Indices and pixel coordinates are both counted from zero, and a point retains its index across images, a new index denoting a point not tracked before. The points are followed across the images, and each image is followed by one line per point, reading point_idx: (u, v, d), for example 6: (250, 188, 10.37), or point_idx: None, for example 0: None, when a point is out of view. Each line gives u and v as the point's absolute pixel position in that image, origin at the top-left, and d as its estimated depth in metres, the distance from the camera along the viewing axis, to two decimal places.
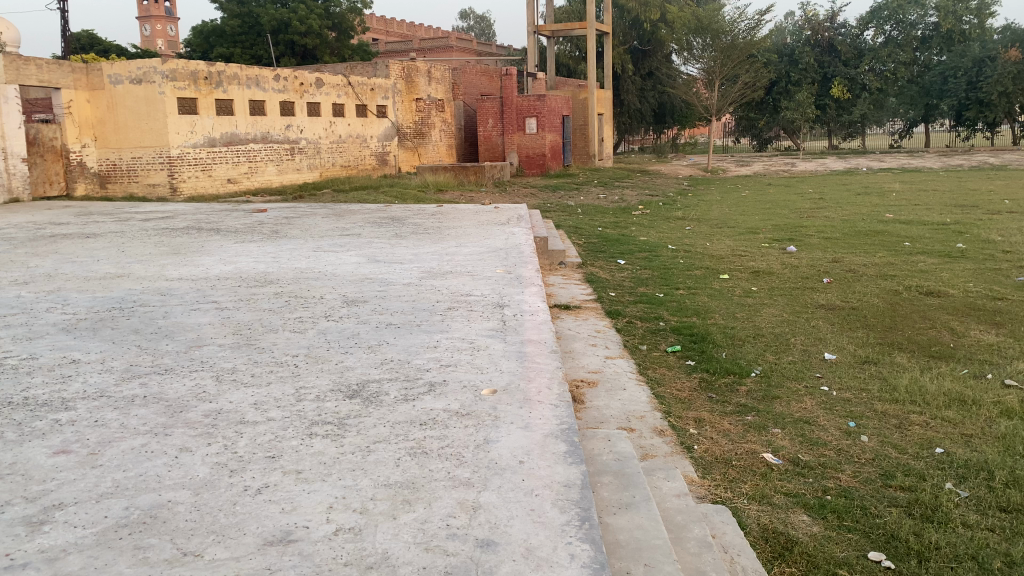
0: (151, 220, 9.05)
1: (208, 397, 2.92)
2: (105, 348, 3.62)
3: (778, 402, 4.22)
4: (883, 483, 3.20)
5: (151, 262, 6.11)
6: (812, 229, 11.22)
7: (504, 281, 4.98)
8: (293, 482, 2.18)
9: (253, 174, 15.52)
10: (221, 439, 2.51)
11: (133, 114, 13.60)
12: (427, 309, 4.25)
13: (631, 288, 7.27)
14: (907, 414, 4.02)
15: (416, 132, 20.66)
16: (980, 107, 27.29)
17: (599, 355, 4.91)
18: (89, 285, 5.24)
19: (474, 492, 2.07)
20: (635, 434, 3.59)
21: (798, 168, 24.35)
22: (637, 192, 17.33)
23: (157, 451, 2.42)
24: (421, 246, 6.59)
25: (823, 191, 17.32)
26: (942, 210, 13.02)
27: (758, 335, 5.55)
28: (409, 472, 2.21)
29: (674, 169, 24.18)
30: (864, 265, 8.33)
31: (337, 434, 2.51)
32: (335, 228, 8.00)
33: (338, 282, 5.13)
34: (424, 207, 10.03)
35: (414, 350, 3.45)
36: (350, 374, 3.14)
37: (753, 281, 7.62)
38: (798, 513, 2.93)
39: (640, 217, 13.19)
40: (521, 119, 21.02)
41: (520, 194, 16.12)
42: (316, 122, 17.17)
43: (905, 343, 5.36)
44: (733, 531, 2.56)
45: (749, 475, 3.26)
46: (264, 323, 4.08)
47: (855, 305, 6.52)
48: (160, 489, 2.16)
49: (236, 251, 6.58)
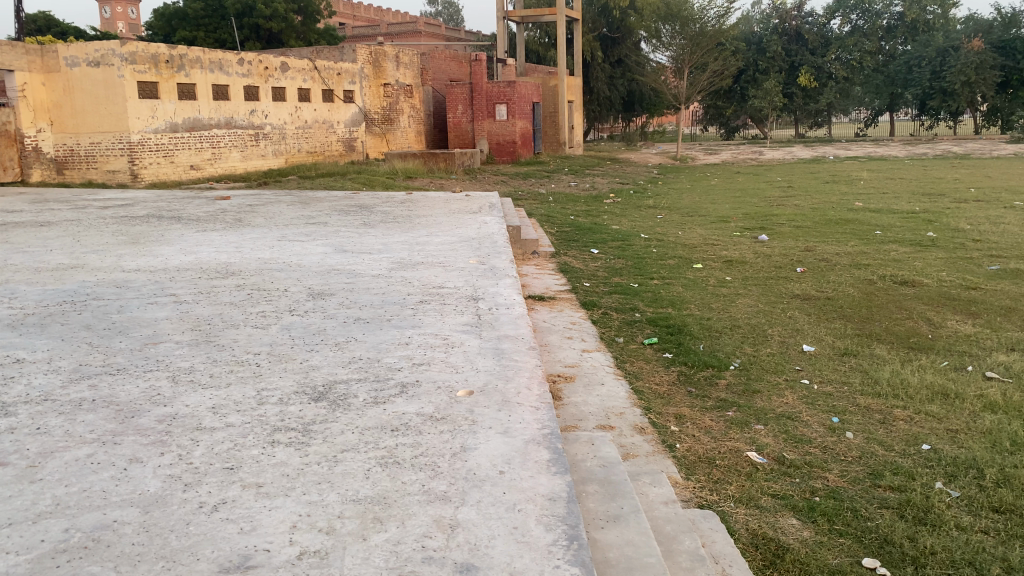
0: (109, 208, 8.71)
1: (162, 400, 2.72)
2: (53, 346, 3.39)
3: (759, 396, 4.11)
4: (872, 483, 3.10)
5: (107, 252, 5.85)
6: (783, 217, 11.16)
7: (477, 272, 4.81)
8: (252, 497, 2.00)
9: (216, 160, 15.14)
10: (174, 448, 2.32)
11: (91, 98, 13.17)
12: (396, 303, 4.06)
13: (605, 278, 7.14)
14: (891, 409, 3.93)
15: (384, 118, 20.33)
16: (943, 97, 27.46)
17: (575, 349, 4.76)
18: (40, 276, 4.97)
19: (452, 508, 1.91)
20: (615, 433, 3.45)
21: (766, 157, 24.41)
22: (607, 180, 17.22)
23: (104, 463, 2.22)
24: (391, 235, 6.40)
25: (793, 180, 17.31)
26: (911, 199, 13.07)
27: (734, 326, 5.44)
28: (380, 486, 2.04)
29: (644, 157, 24.10)
30: (837, 254, 8.28)
31: (302, 442, 2.33)
32: (300, 217, 7.75)
33: (304, 274, 4.93)
34: (392, 195, 9.81)
35: (384, 347, 3.27)
36: (316, 374, 2.96)
37: (726, 271, 7.52)
38: (786, 517, 2.81)
39: (612, 205, 13.07)
40: (491, 106, 20.81)
41: (490, 181, 15.91)
42: (281, 108, 16.80)
43: (883, 334, 5.28)
44: (723, 539, 2.44)
45: (734, 475, 3.13)
46: (225, 318, 3.87)
47: (831, 295, 6.45)
48: (105, 507, 1.97)
49: (198, 241, 6.33)
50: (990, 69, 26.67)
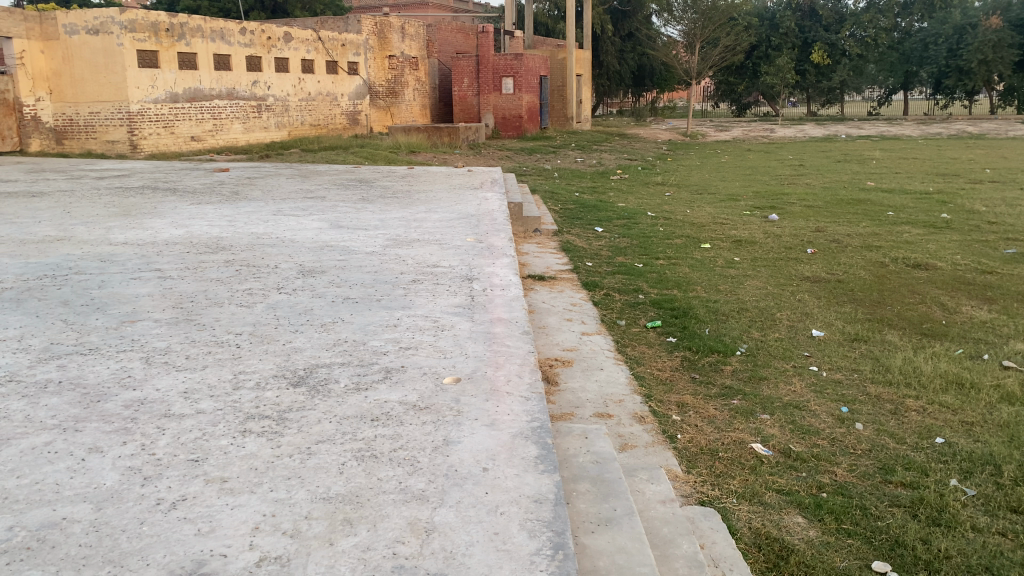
0: (104, 179, 8.56)
1: (132, 383, 2.57)
2: (26, 324, 3.24)
3: (765, 383, 3.95)
4: (882, 479, 2.94)
5: (97, 224, 5.70)
6: (794, 197, 10.94)
7: (474, 251, 4.64)
8: (215, 494, 1.85)
9: (218, 132, 14.96)
10: (139, 437, 2.17)
11: (90, 68, 12.97)
12: (388, 282, 3.90)
13: (609, 257, 6.96)
14: (903, 399, 3.77)
15: (389, 91, 20.07)
16: (959, 76, 27.15)
17: (574, 331, 4.60)
18: (24, 249, 4.82)
19: (429, 509, 1.76)
20: (613, 422, 3.30)
21: (777, 135, 24.10)
22: (614, 156, 17.00)
23: (60, 453, 2.07)
24: (388, 211, 6.23)
25: (804, 158, 17.06)
26: (924, 179, 12.83)
27: (742, 309, 5.27)
28: (354, 482, 1.89)
29: (653, 133, 23.83)
30: (848, 235, 8.07)
31: (275, 432, 2.18)
32: (298, 190, 7.59)
33: (296, 250, 4.77)
34: (394, 169, 9.63)
35: (371, 329, 3.11)
36: (297, 357, 2.80)
37: (734, 251, 7.32)
38: (792, 515, 2.65)
39: (618, 182, 12.87)
40: (498, 80, 20.53)
41: (495, 156, 15.71)
42: (285, 79, 16.57)
43: (895, 319, 5.10)
44: (723, 540, 2.29)
45: (737, 469, 2.97)
46: (208, 295, 3.71)
47: (842, 278, 6.25)
48: (55, 503, 1.82)
49: (191, 214, 6.18)
50: (1008, 48, 26.26)
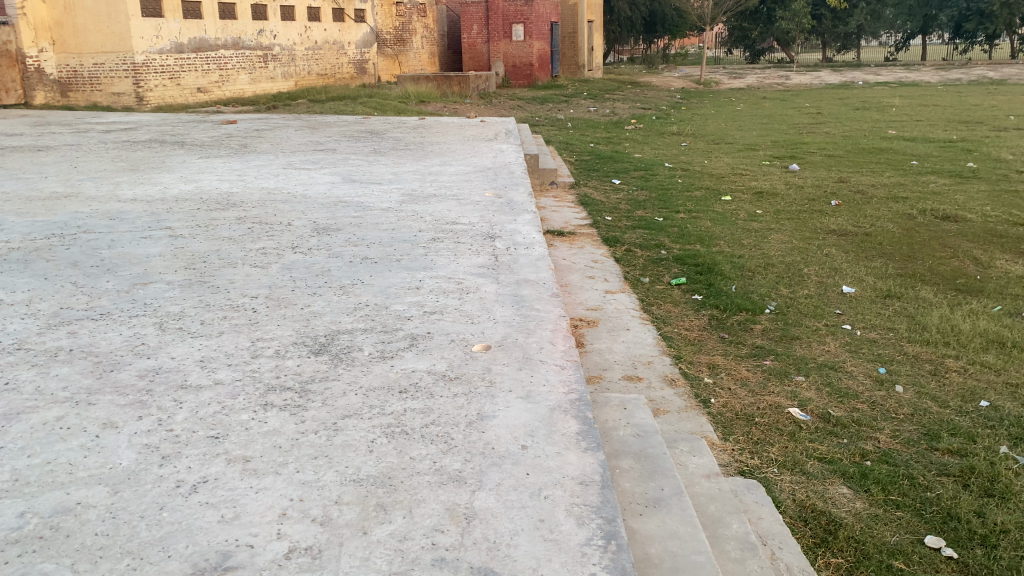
0: (111, 132, 8.37)
1: (146, 352, 2.45)
2: (35, 287, 3.12)
3: (798, 343, 3.81)
4: (928, 446, 2.81)
5: (104, 179, 5.55)
6: (813, 145, 10.72)
7: (494, 207, 4.48)
8: (238, 475, 1.74)
9: (224, 83, 14.74)
10: (155, 411, 2.05)
11: (93, 16, 12.61)
12: (407, 240, 3.75)
13: (628, 211, 6.78)
14: (942, 358, 3.64)
15: (396, 39, 19.70)
16: (980, 19, 26.64)
17: (598, 290, 4.46)
18: (31, 206, 4.69)
19: (467, 493, 1.64)
20: (643, 385, 3.18)
21: (791, 81, 23.65)
22: (628, 105, 16.66)
23: (73, 429, 1.96)
24: (402, 164, 6.06)
25: (821, 105, 16.75)
26: (947, 126, 12.54)
27: (768, 265, 5.10)
28: (385, 462, 1.77)
29: (667, 81, 23.34)
30: (872, 185, 7.86)
31: (298, 406, 2.06)
32: (309, 142, 7.43)
33: (310, 206, 4.63)
34: (405, 120, 9.42)
35: (393, 292, 2.97)
36: (317, 322, 2.67)
37: (757, 203, 7.13)
38: (836, 486, 2.54)
39: (633, 132, 12.60)
40: (508, 26, 20.14)
41: (506, 105, 15.41)
42: (291, 27, 16.19)
43: (927, 275, 4.94)
44: (771, 516, 2.18)
45: (776, 436, 2.85)
46: (222, 255, 3.58)
47: (869, 230, 6.06)
48: (69, 486, 1.71)
49: (200, 168, 6.01)
50: None
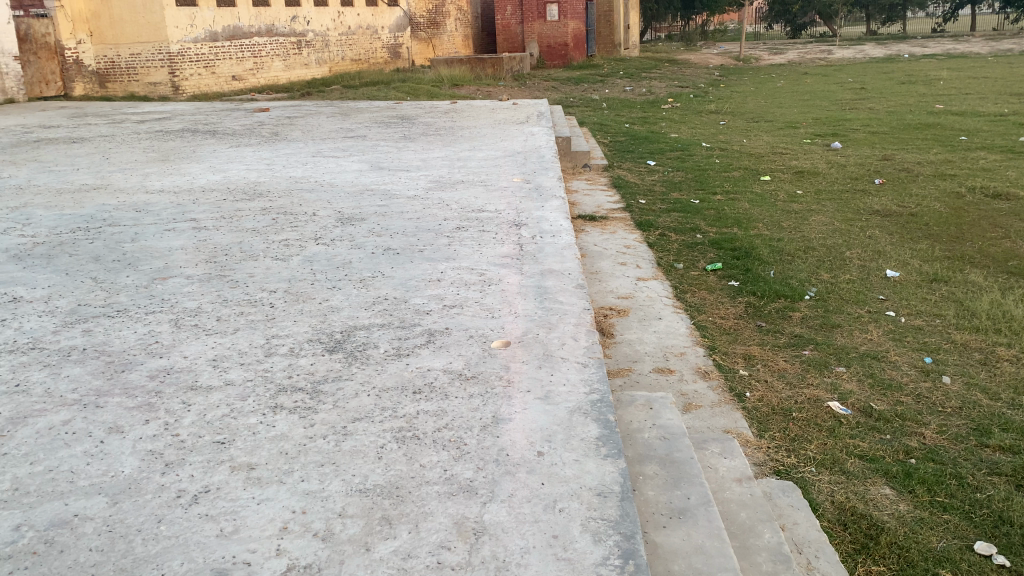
0: (145, 122, 8.42)
1: (159, 350, 2.39)
2: (55, 283, 3.09)
3: (839, 332, 3.64)
4: (977, 443, 2.65)
5: (134, 170, 5.55)
6: (857, 122, 10.39)
7: (521, 193, 4.37)
8: (242, 484, 1.67)
9: (259, 70, 14.76)
10: (162, 414, 1.99)
11: (129, 7, 12.66)
12: (431, 230, 3.66)
13: (663, 193, 6.61)
14: (992, 347, 3.45)
15: (431, 22, 19.59)
16: None
17: (629, 277, 4.33)
18: (60, 199, 4.70)
19: (477, 505, 1.55)
20: (674, 378, 3.07)
21: (835, 55, 23.06)
22: (665, 83, 16.34)
23: (78, 434, 1.90)
24: (431, 150, 5.98)
25: (866, 80, 16.29)
26: (997, 100, 12.08)
27: (809, 248, 4.92)
28: (394, 470, 1.69)
29: (705, 58, 22.93)
30: (919, 162, 7.57)
31: (308, 409, 1.98)
32: (339, 129, 7.38)
33: (336, 194, 4.56)
34: (436, 104, 9.31)
35: (413, 284, 2.88)
36: (335, 318, 2.60)
37: (797, 183, 6.92)
38: (878, 486, 2.40)
39: (670, 111, 12.36)
40: (542, 7, 19.92)
41: (540, 87, 15.24)
42: (323, 13, 16.17)
43: (976, 257, 4.72)
44: (806, 521, 2.06)
45: (814, 432, 2.71)
46: (244, 247, 3.52)
47: (915, 210, 5.83)
48: (69, 495, 1.65)
49: (229, 157, 5.99)
50: None
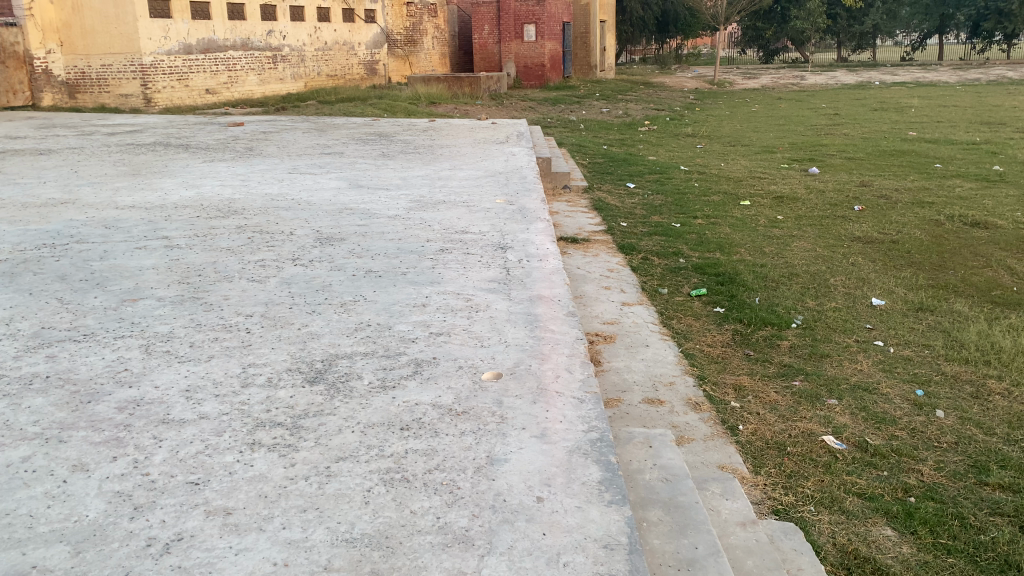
0: (116, 134, 8.21)
1: (129, 379, 2.25)
2: (18, 304, 2.93)
3: (828, 362, 3.58)
4: (977, 481, 2.59)
5: (103, 185, 5.37)
6: (833, 147, 10.45)
7: (505, 214, 4.27)
8: (219, 530, 1.54)
9: (233, 84, 14.61)
10: (131, 451, 1.85)
11: (100, 17, 12.38)
12: (413, 252, 3.55)
13: (644, 216, 6.56)
14: (983, 379, 3.40)
15: (407, 40, 19.61)
16: (999, 17, 26.05)
17: (614, 302, 4.24)
18: (25, 213, 4.52)
19: (475, 558, 1.44)
20: (664, 409, 2.98)
21: (809, 81, 23.33)
22: (641, 106, 16.40)
23: (38, 473, 1.76)
24: (410, 168, 5.88)
25: (839, 106, 16.47)
26: (968, 128, 12.25)
27: (793, 275, 4.87)
28: (383, 516, 1.57)
29: (680, 81, 23.11)
30: (897, 189, 7.61)
31: (289, 446, 1.86)
32: (315, 145, 7.25)
33: (313, 213, 4.43)
34: (415, 121, 9.21)
35: (398, 309, 2.77)
36: (315, 345, 2.48)
37: (777, 209, 6.89)
38: (880, 527, 2.32)
39: (647, 133, 12.38)
40: (520, 26, 19.91)
41: (518, 106, 15.22)
42: (300, 28, 16.06)
43: (960, 286, 4.71)
44: (812, 567, 1.97)
45: (810, 468, 2.63)
46: (218, 268, 3.38)
47: (897, 237, 5.81)
48: (27, 544, 1.51)
49: (203, 172, 5.83)
50: None
